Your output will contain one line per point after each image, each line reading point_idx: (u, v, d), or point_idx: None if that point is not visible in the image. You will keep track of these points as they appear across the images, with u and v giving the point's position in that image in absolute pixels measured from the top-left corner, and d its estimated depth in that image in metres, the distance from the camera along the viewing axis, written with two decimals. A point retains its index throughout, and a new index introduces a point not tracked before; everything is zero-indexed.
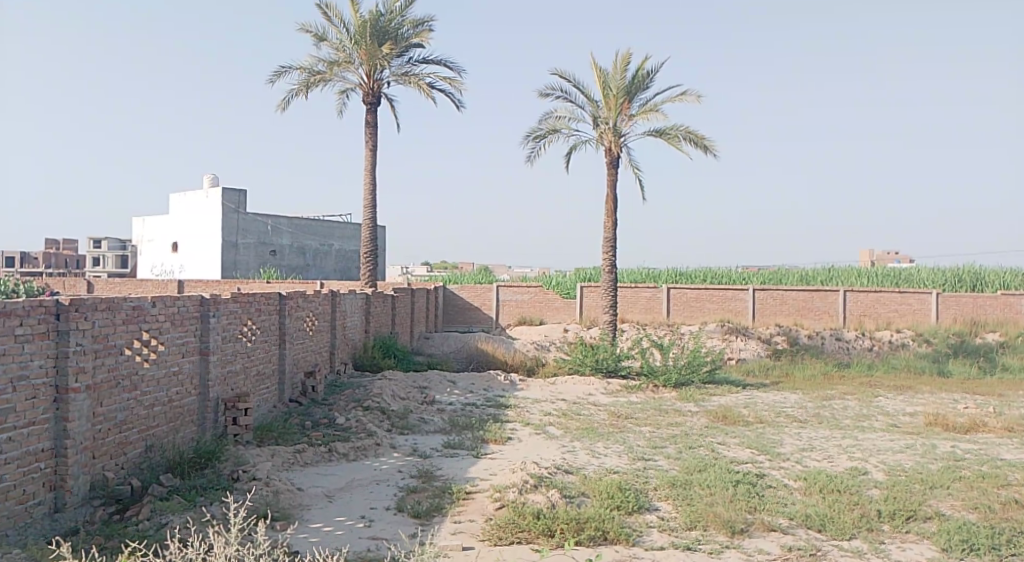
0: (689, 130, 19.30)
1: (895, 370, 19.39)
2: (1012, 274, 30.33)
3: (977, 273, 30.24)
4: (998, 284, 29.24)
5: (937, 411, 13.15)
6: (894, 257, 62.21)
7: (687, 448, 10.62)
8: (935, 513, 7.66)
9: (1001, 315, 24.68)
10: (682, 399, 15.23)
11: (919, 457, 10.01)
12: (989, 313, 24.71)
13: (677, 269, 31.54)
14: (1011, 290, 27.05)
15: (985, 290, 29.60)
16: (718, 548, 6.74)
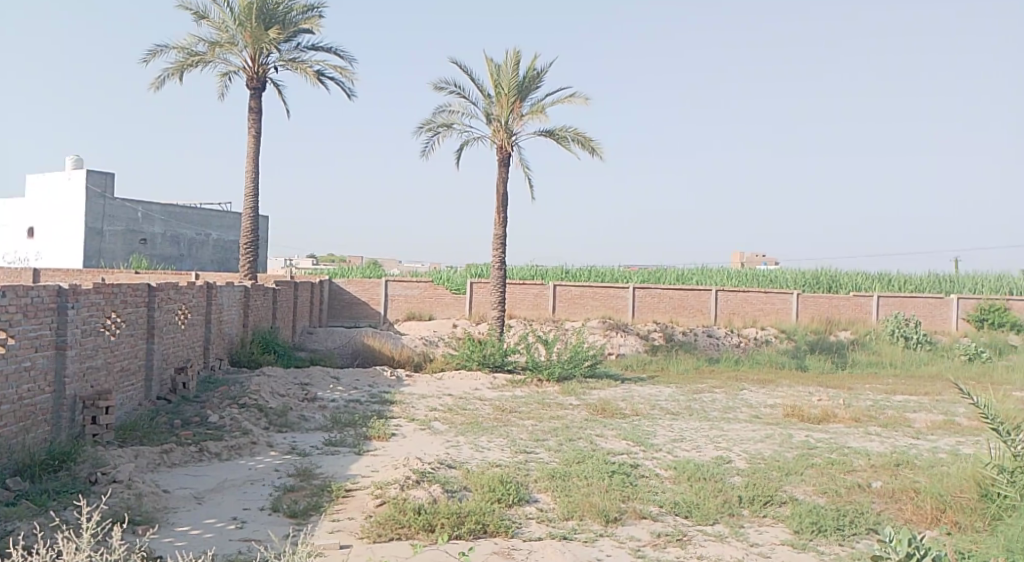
0: (577, 132, 19.71)
1: (759, 365, 20.51)
2: (864, 277, 32.61)
3: (833, 275, 32.36)
4: (852, 286, 31.41)
5: (794, 403, 14.02)
6: (761, 260, 65.65)
7: (568, 440, 10.87)
8: (789, 498, 8.18)
9: (852, 315, 26.49)
10: (564, 392, 15.59)
11: (777, 445, 10.66)
12: (842, 313, 26.46)
13: (564, 267, 32.13)
14: (862, 292, 29.08)
15: (840, 291, 31.72)
16: (592, 537, 6.95)
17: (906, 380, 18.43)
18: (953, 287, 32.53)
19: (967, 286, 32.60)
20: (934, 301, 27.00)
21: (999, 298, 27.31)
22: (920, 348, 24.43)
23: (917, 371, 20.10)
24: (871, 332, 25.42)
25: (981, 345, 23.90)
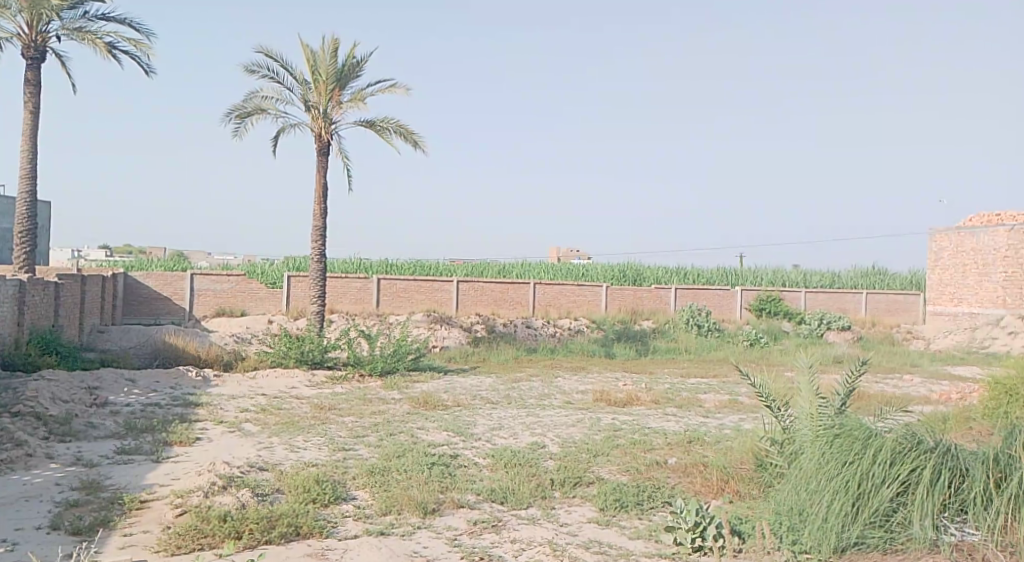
0: (399, 124, 19.44)
1: (573, 353, 21.32)
2: (665, 270, 34.88)
3: (638, 269, 34.33)
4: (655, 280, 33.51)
5: (603, 389, 14.67)
6: (575, 254, 68.45)
7: (388, 434, 10.69)
8: (598, 478, 8.50)
9: (654, 306, 28.25)
10: (386, 387, 15.35)
11: (587, 429, 11.08)
12: (645, 303, 28.14)
13: (387, 261, 31.71)
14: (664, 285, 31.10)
15: (644, 284, 33.74)
16: (409, 530, 6.82)
17: (699, 364, 19.91)
18: (741, 280, 35.49)
19: (752, 279, 35.59)
20: (721, 291, 29.23)
21: (777, 289, 30.09)
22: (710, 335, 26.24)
23: (709, 356, 21.74)
24: (669, 320, 27.04)
25: (762, 331, 26.25)
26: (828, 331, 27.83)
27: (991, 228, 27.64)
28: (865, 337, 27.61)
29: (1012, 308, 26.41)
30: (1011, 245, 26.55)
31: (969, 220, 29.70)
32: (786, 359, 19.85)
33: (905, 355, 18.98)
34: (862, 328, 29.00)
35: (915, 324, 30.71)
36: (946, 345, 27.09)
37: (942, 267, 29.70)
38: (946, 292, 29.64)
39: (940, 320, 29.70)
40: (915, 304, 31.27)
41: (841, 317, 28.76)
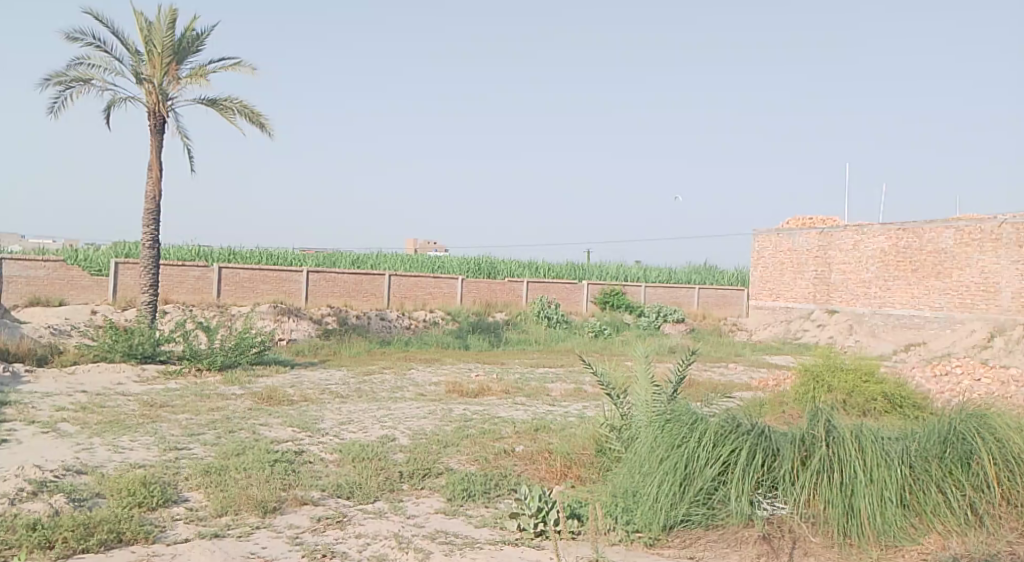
0: (243, 104, 18.69)
1: (426, 345, 21.39)
2: (517, 263, 35.64)
3: (492, 261, 34.87)
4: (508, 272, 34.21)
5: (455, 380, 14.85)
6: (430, 245, 68.25)
7: (226, 432, 10.34)
8: (446, 468, 8.62)
9: (507, 298, 28.84)
10: (226, 382, 14.79)
11: (438, 420, 11.20)
12: (499, 296, 28.67)
13: (230, 248, 30.43)
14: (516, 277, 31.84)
15: (498, 276, 34.35)
16: (247, 531, 6.66)
17: (547, 354, 20.58)
18: (585, 274, 36.78)
19: (595, 274, 36.94)
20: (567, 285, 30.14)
21: (619, 283, 31.42)
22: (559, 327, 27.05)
23: (555, 347, 22.46)
24: (521, 312, 27.65)
25: (606, 322, 27.35)
26: (664, 323, 29.41)
27: (805, 230, 30.28)
28: (696, 328, 29.49)
29: (820, 303, 29.11)
30: (822, 246, 29.30)
31: (787, 223, 32.40)
32: (627, 349, 20.94)
33: (730, 346, 20.45)
34: (694, 320, 30.84)
35: (739, 317, 33.06)
36: (765, 336, 29.32)
37: (763, 265, 32.14)
38: (766, 287, 32.12)
39: (760, 313, 32.11)
40: (739, 299, 33.69)
41: (676, 309, 30.52)
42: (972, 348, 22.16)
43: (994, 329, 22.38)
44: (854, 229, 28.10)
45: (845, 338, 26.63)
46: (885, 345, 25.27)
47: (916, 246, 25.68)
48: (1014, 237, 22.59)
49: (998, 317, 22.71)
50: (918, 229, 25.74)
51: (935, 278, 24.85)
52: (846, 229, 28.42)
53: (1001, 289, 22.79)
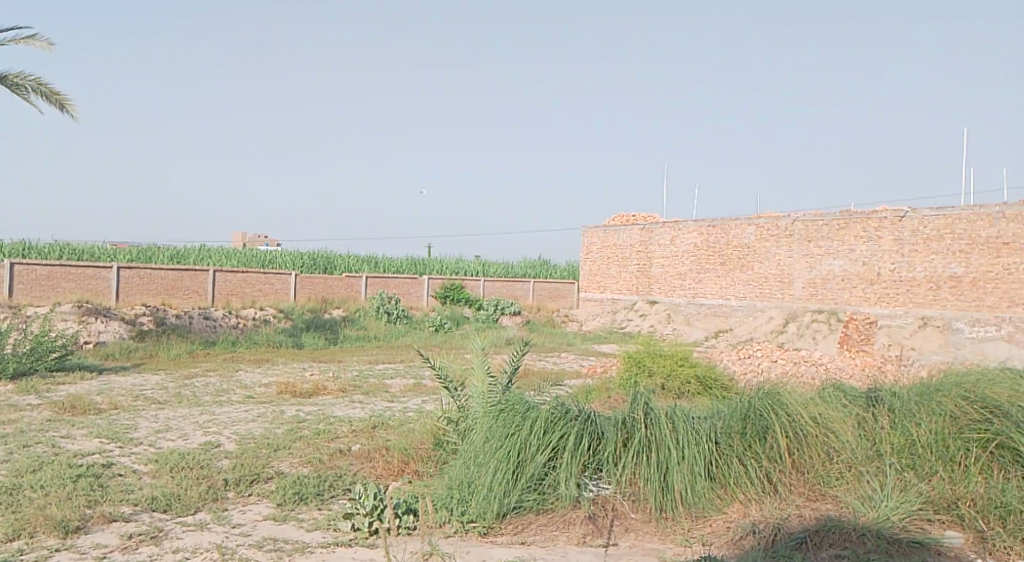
0: (39, 82, 17.15)
1: (255, 345, 20.64)
2: (353, 257, 35.09)
3: (327, 256, 34.13)
4: (344, 268, 33.68)
5: (287, 380, 14.44)
6: (262, 239, 65.55)
7: (20, 447, 9.49)
8: (275, 473, 8.40)
9: (344, 293, 28.38)
10: (20, 391, 13.54)
11: (267, 423, 10.86)
12: (335, 292, 28.16)
13: (26, 242, 27.80)
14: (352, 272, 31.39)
15: (334, 271, 33.70)
16: (44, 554, 6.16)
17: (383, 350, 20.46)
18: (425, 269, 36.79)
19: (437, 269, 37.05)
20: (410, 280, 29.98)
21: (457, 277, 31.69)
22: (399, 322, 26.86)
23: (394, 342, 22.37)
24: (359, 309, 27.23)
25: (444, 316, 27.51)
26: (501, 316, 29.95)
27: (628, 226, 31.72)
28: (531, 320, 30.27)
29: (642, 294, 30.74)
30: (643, 242, 30.91)
31: (612, 220, 33.85)
32: (467, 341, 21.27)
33: (561, 336, 21.18)
34: (529, 312, 31.63)
35: (570, 309, 34.26)
36: (595, 326, 30.56)
37: (591, 259, 33.35)
38: (593, 280, 33.40)
39: (589, 305, 33.30)
40: (572, 292, 34.91)
41: (513, 303, 31.18)
42: (771, 334, 24.45)
43: (788, 316, 25.09)
44: (671, 225, 29.82)
45: (664, 326, 28.21)
46: (698, 332, 27.17)
47: (725, 242, 27.83)
48: (803, 233, 25.54)
49: (792, 305, 25.52)
50: (724, 225, 27.97)
51: (740, 270, 27.29)
52: (664, 226, 30.11)
53: (794, 279, 25.64)
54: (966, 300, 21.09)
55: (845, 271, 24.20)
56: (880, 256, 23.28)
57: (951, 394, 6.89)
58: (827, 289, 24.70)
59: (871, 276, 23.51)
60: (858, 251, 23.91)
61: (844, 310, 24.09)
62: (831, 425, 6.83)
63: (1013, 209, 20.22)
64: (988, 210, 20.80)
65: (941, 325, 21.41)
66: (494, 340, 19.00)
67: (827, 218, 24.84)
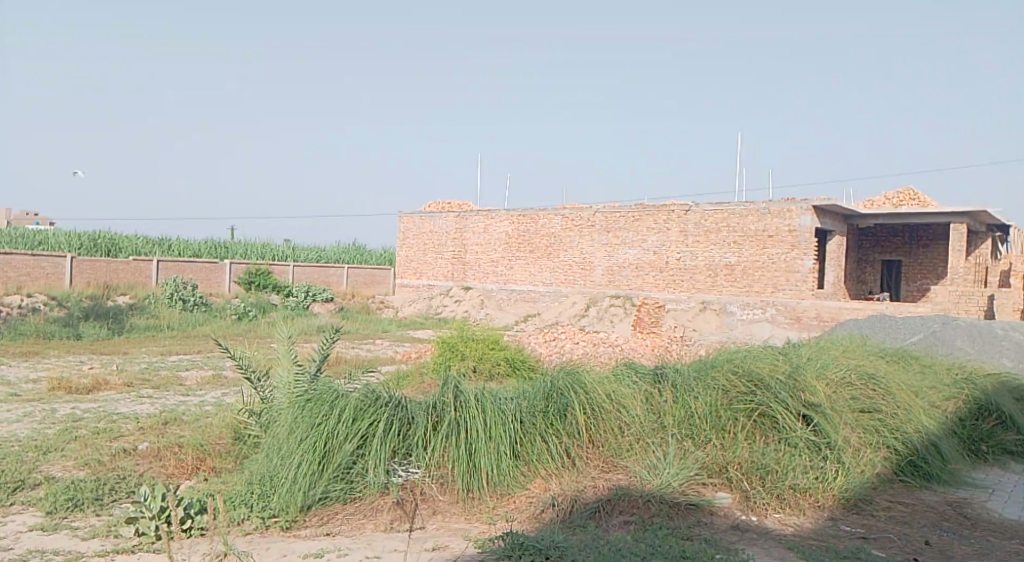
0: None
1: (23, 337, 18.68)
2: (141, 239, 32.73)
3: (111, 237, 31.60)
4: (130, 250, 31.42)
5: (61, 375, 13.23)
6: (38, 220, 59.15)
7: None
8: (44, 478, 7.69)
9: (131, 279, 26.48)
10: None
11: (36, 423, 9.91)
12: (120, 277, 26.20)
13: None
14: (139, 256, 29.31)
15: (119, 254, 31.31)
16: None
17: (177, 340, 19.31)
18: (226, 253, 35.06)
19: (239, 252, 35.44)
20: (208, 265, 28.56)
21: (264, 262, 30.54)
22: (196, 310, 25.01)
23: (190, 332, 21.21)
24: (149, 296, 25.35)
25: (249, 304, 26.32)
26: (312, 303, 29.06)
27: (443, 213, 31.81)
28: (345, 307, 29.36)
29: (457, 280, 31.01)
30: (457, 229, 31.10)
31: (427, 206, 33.91)
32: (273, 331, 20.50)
33: (373, 323, 20.94)
34: (342, 299, 31.00)
35: (387, 295, 33.91)
36: (410, 312, 30.44)
37: (408, 245, 33.15)
38: (409, 266, 33.21)
39: (405, 291, 33.05)
40: (387, 277, 34.50)
41: (325, 289, 30.47)
42: (574, 318, 25.51)
43: (589, 300, 26.36)
44: (484, 213, 30.22)
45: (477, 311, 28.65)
46: (509, 316, 27.85)
47: (534, 230, 28.73)
48: (604, 223, 26.94)
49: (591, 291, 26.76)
50: (534, 215, 28.82)
51: (547, 258, 28.34)
52: (478, 213, 30.47)
53: (594, 266, 27.07)
54: (739, 286, 23.70)
55: (638, 259, 26.05)
56: (668, 246, 25.39)
57: (724, 368, 7.60)
58: (623, 277, 26.41)
59: (659, 264, 25.55)
60: (650, 241, 25.82)
61: (637, 295, 25.98)
62: (624, 400, 7.28)
63: (776, 206, 23.00)
64: (757, 206, 23.51)
65: (717, 308, 23.62)
66: (302, 329, 18.47)
67: (625, 210, 26.46)
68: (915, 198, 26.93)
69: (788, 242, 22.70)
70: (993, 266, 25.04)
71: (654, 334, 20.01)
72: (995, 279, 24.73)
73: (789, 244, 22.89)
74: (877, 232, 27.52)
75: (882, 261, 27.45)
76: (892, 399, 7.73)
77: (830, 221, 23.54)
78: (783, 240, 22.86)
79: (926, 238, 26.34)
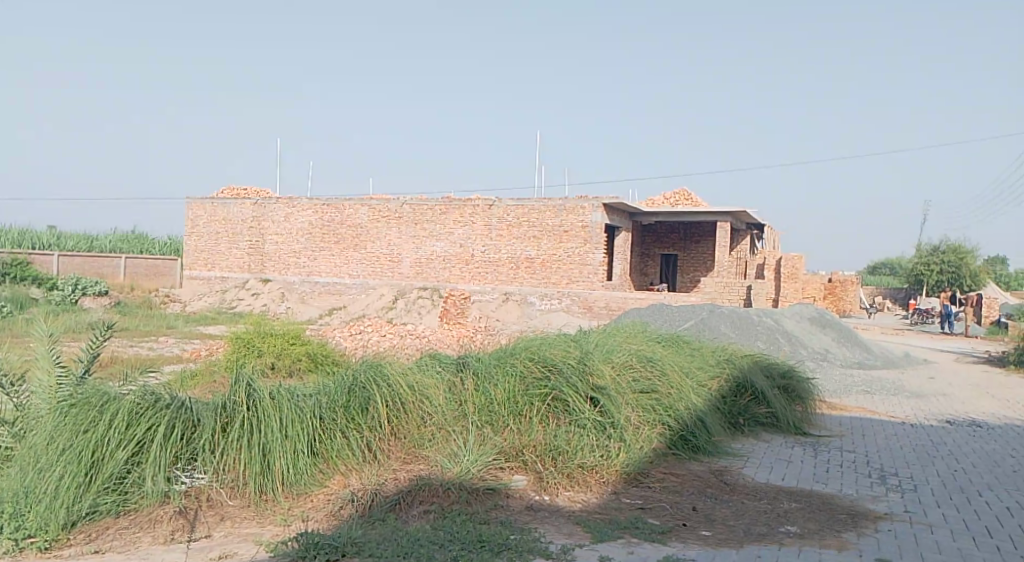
0: None
1: None
2: None
3: None
4: None
5: None
6: None
7: None
8: None
9: None
10: None
11: None
12: None
13: None
14: None
15: None
16: None
17: None
18: None
19: None
20: None
21: (22, 254, 27.95)
22: None
23: None
24: None
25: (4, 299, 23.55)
26: (82, 297, 26.09)
27: (238, 200, 29.98)
28: (121, 302, 26.33)
29: (254, 273, 29.61)
30: (255, 217, 29.59)
31: (221, 194, 32.03)
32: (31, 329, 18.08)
33: (158, 318, 19.44)
34: (120, 293, 28.23)
35: (173, 288, 30.94)
36: (200, 306, 28.07)
37: (197, 234, 30.80)
38: (200, 258, 30.88)
39: (195, 284, 30.73)
40: (174, 269, 31.51)
41: (97, 283, 27.21)
42: (380, 310, 24.88)
43: (398, 292, 26.05)
44: (284, 201, 29.02)
45: (276, 305, 27.54)
46: (313, 310, 26.74)
47: (338, 221, 28.09)
48: (412, 215, 26.85)
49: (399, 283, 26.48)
50: (339, 205, 28.13)
51: (353, 250, 27.85)
52: (277, 201, 29.18)
53: (402, 258, 27.01)
54: (538, 278, 24.79)
55: (445, 252, 26.29)
56: (474, 239, 25.82)
57: (521, 356, 7.79)
58: (430, 269, 26.57)
59: (466, 257, 25.97)
60: (457, 234, 26.09)
61: (445, 287, 26.25)
62: (426, 391, 7.25)
63: (571, 203, 24.26)
64: (555, 201, 24.59)
65: (519, 299, 24.73)
66: (70, 326, 16.55)
67: (431, 203, 26.50)
68: (688, 200, 29.16)
69: (582, 237, 24.07)
70: (750, 260, 28.12)
71: (458, 325, 20.18)
72: (751, 273, 27.73)
73: (582, 239, 24.24)
74: (657, 229, 29.51)
75: (660, 255, 29.52)
76: (666, 379, 8.31)
77: (618, 218, 25.15)
78: (577, 236, 24.19)
79: (697, 235, 28.66)
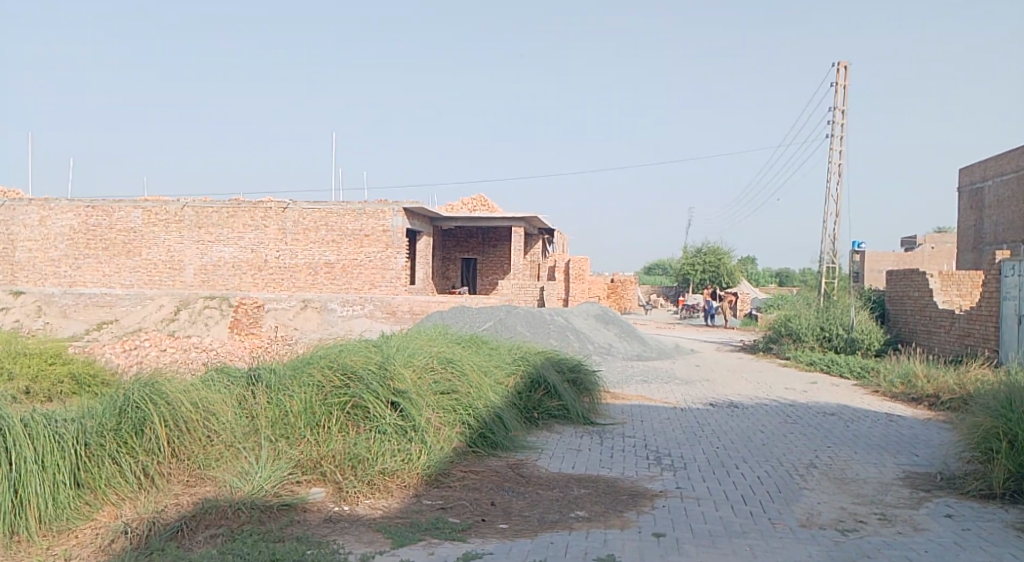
0: None
1: None
2: None
3: None
4: None
5: None
6: None
7: None
8: None
9: None
10: None
11: None
12: None
13: None
14: None
15: None
16: None
17: None
18: None
19: None
20: None
21: None
22: None
23: None
24: None
25: None
26: None
27: None
28: None
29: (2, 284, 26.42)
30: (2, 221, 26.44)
31: None
32: None
33: None
34: None
35: None
36: None
37: None
38: None
39: None
40: None
41: None
42: (161, 321, 22.75)
43: (179, 303, 23.75)
44: (39, 203, 26.19)
45: (30, 321, 23.82)
46: (76, 324, 23.64)
47: (106, 224, 25.90)
48: (193, 219, 25.33)
49: (183, 292, 24.63)
50: (107, 207, 25.93)
51: (126, 257, 25.80)
52: (31, 203, 26.28)
53: (185, 265, 25.42)
54: (339, 284, 24.43)
55: (234, 258, 25.07)
56: (266, 244, 24.87)
57: (319, 364, 7.63)
58: (217, 276, 25.20)
59: (258, 263, 24.94)
60: (246, 239, 24.97)
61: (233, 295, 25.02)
62: (212, 408, 6.87)
63: (371, 207, 24.09)
64: (353, 205, 24.29)
65: (318, 305, 23.62)
66: None
67: (216, 206, 25.16)
68: (485, 205, 29.97)
69: (383, 242, 24.01)
70: (542, 263, 29.47)
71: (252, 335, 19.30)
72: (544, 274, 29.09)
73: (383, 243, 24.21)
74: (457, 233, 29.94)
75: (462, 259, 29.95)
76: (465, 380, 8.48)
77: (420, 222, 25.36)
78: (378, 240, 24.09)
79: (494, 239, 29.54)
